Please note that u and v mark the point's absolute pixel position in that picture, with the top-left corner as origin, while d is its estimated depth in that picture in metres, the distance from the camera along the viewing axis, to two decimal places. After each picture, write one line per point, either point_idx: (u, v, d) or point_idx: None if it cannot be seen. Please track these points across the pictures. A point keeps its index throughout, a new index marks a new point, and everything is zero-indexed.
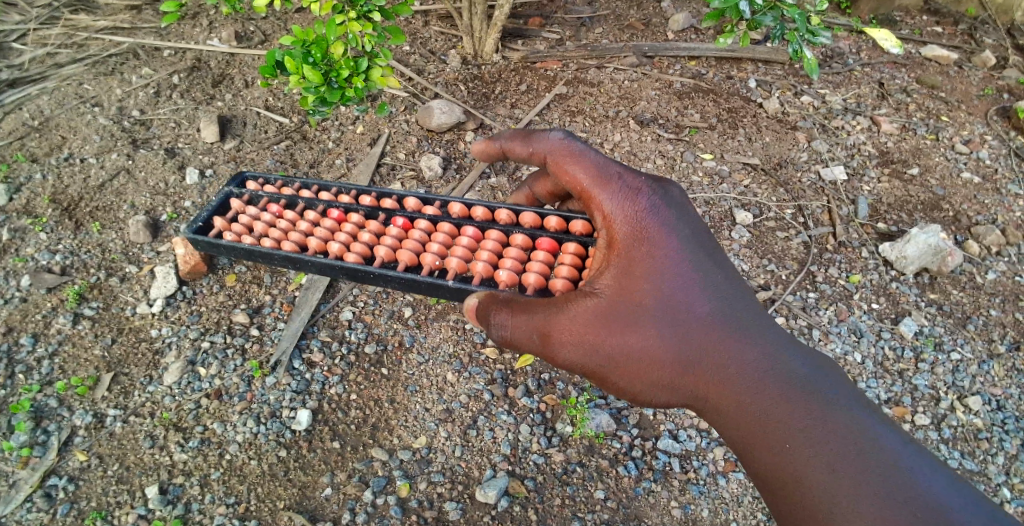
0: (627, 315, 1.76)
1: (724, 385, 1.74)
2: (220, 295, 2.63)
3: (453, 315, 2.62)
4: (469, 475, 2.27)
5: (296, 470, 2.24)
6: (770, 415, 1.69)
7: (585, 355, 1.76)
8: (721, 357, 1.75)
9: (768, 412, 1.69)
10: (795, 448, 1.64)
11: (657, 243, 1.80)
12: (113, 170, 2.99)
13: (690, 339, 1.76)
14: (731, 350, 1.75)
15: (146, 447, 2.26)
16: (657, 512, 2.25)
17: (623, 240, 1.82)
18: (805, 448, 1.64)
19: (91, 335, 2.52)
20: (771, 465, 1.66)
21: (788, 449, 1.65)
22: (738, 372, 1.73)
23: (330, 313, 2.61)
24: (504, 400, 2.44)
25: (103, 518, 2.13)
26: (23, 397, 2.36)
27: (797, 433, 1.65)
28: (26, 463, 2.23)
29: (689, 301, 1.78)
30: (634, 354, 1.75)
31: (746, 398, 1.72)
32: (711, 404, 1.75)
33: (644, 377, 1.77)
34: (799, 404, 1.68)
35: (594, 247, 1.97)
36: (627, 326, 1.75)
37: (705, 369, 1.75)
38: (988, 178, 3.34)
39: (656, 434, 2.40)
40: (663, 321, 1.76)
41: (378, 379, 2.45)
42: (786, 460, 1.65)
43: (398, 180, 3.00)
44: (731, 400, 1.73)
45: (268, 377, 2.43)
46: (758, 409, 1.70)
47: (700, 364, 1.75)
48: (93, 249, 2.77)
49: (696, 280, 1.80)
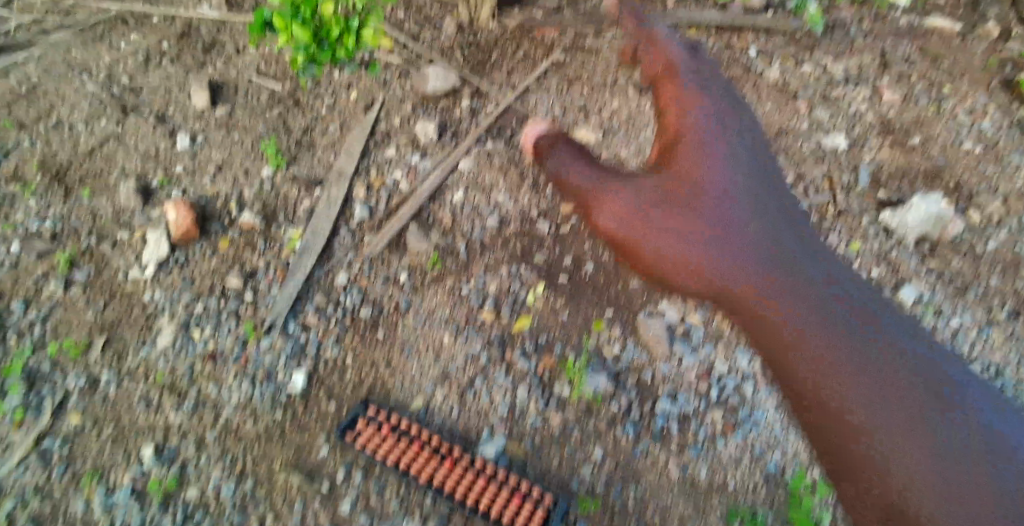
0: (684, 204, 1.75)
1: (775, 294, 1.64)
2: (212, 261, 2.64)
3: (450, 280, 2.64)
4: (467, 437, 2.42)
5: (291, 431, 2.39)
6: (833, 333, 1.55)
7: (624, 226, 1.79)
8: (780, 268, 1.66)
9: (829, 331, 1.55)
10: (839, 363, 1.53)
11: None
12: (103, 137, 2.95)
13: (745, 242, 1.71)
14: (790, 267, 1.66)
15: (140, 410, 2.39)
16: (655, 473, 2.38)
17: None
18: (855, 371, 1.50)
19: (83, 300, 2.56)
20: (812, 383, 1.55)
21: (832, 370, 1.53)
22: (802, 288, 1.62)
23: (325, 277, 2.63)
24: (502, 363, 2.51)
25: (99, 477, 2.30)
26: (15, 360, 2.45)
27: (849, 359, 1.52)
28: (20, 426, 2.36)
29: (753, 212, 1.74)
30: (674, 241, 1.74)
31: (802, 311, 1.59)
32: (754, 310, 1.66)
33: (681, 267, 1.75)
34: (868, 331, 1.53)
35: None
36: (678, 216, 1.75)
37: (751, 272, 1.68)
38: (990, 149, 3.32)
39: (654, 396, 2.48)
40: (716, 218, 1.73)
41: (373, 342, 2.54)
42: (831, 385, 1.52)
43: (394, 145, 2.95)
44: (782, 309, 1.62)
45: (262, 340, 2.51)
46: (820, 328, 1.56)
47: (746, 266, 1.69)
48: (83, 216, 2.73)
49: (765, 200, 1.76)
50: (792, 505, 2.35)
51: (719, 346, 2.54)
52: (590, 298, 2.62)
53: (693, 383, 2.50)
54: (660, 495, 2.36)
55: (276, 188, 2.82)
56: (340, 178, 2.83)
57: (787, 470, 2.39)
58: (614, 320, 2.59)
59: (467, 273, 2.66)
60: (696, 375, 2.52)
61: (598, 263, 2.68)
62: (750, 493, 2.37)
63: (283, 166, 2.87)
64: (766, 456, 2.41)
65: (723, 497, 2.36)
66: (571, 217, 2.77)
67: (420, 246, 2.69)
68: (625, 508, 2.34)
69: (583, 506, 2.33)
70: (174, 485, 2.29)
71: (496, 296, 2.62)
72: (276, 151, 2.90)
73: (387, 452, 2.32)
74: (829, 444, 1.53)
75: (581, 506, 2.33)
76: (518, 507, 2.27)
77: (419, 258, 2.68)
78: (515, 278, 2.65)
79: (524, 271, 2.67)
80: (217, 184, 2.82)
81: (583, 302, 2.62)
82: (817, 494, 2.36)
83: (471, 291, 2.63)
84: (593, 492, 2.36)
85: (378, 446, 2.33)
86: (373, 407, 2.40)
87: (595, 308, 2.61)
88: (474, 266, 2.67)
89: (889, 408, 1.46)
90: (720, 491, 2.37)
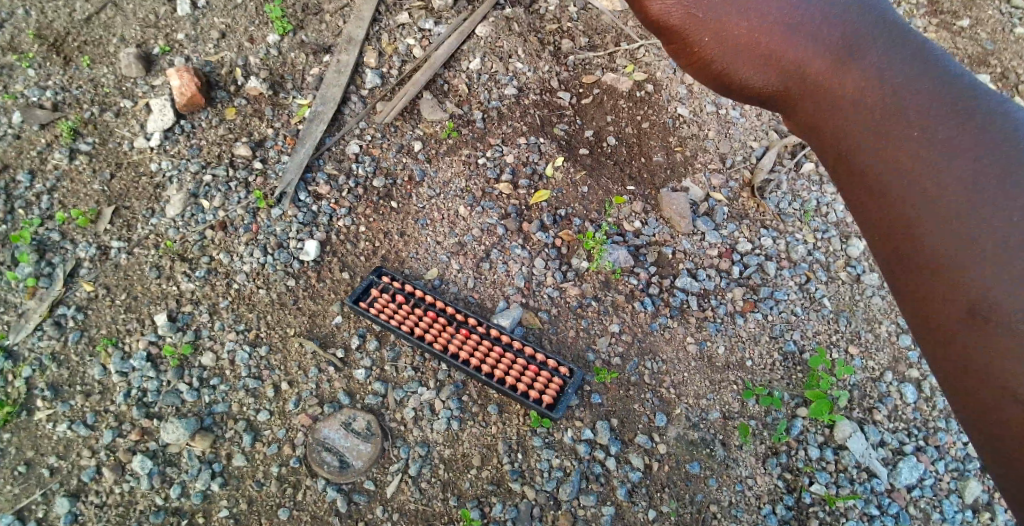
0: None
1: (850, 66, 1.05)
2: (220, 128, 2.96)
3: (464, 151, 3.01)
4: (483, 305, 2.73)
5: (305, 299, 2.66)
6: (936, 117, 0.97)
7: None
8: (868, 32, 1.07)
9: (926, 112, 0.98)
10: (943, 166, 0.93)
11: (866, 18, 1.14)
12: (100, 4, 3.13)
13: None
14: (885, 37, 1.06)
15: (153, 278, 2.64)
16: (672, 346, 2.68)
17: None
18: (959, 173, 0.92)
19: (89, 170, 2.82)
20: (881, 189, 0.98)
21: (929, 171, 0.94)
22: (895, 62, 1.04)
23: (335, 146, 2.97)
24: (518, 235, 2.86)
25: (114, 343, 2.53)
26: (24, 229, 2.68)
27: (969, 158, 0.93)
28: (33, 294, 2.59)
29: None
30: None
31: (895, 90, 1.01)
32: (828, 95, 1.06)
33: (733, 39, 1.13)
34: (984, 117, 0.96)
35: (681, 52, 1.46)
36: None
37: (828, 41, 1.07)
38: (1001, 42, 3.40)
39: (674, 273, 2.84)
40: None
41: (387, 213, 2.86)
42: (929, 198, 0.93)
43: (407, 11, 3.30)
44: (855, 86, 1.03)
45: (274, 209, 2.80)
46: (918, 109, 0.99)
47: (822, 32, 1.08)
48: (84, 84, 2.98)
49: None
50: (811, 382, 2.66)
51: (741, 228, 2.96)
52: (611, 174, 3.00)
53: (714, 261, 2.88)
54: (677, 368, 2.64)
55: (283, 54, 3.16)
56: (349, 43, 3.17)
57: (806, 351, 2.73)
58: (637, 198, 2.96)
59: (484, 143, 3.04)
60: (718, 252, 2.90)
61: (620, 138, 3.09)
62: (769, 371, 2.68)
63: (289, 31, 3.20)
64: (785, 336, 2.75)
65: (741, 374, 2.66)
66: (591, 90, 3.20)
67: (435, 116, 3.08)
68: (640, 380, 2.61)
69: (600, 376, 2.59)
70: (188, 348, 2.53)
71: (513, 168, 2.99)
72: (281, 16, 3.22)
73: (401, 320, 2.58)
74: (899, 287, 0.96)
75: (598, 377, 2.59)
76: (534, 377, 2.53)
77: (433, 128, 3.06)
78: (534, 149, 3.03)
79: (545, 142, 3.05)
80: (221, 52, 3.11)
81: (603, 177, 2.99)
82: (834, 376, 2.68)
83: (488, 162, 2.99)
84: (610, 363, 2.63)
85: (391, 314, 2.60)
86: (387, 278, 2.69)
87: (616, 186, 2.98)
88: (490, 137, 3.06)
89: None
90: (739, 367, 2.67)
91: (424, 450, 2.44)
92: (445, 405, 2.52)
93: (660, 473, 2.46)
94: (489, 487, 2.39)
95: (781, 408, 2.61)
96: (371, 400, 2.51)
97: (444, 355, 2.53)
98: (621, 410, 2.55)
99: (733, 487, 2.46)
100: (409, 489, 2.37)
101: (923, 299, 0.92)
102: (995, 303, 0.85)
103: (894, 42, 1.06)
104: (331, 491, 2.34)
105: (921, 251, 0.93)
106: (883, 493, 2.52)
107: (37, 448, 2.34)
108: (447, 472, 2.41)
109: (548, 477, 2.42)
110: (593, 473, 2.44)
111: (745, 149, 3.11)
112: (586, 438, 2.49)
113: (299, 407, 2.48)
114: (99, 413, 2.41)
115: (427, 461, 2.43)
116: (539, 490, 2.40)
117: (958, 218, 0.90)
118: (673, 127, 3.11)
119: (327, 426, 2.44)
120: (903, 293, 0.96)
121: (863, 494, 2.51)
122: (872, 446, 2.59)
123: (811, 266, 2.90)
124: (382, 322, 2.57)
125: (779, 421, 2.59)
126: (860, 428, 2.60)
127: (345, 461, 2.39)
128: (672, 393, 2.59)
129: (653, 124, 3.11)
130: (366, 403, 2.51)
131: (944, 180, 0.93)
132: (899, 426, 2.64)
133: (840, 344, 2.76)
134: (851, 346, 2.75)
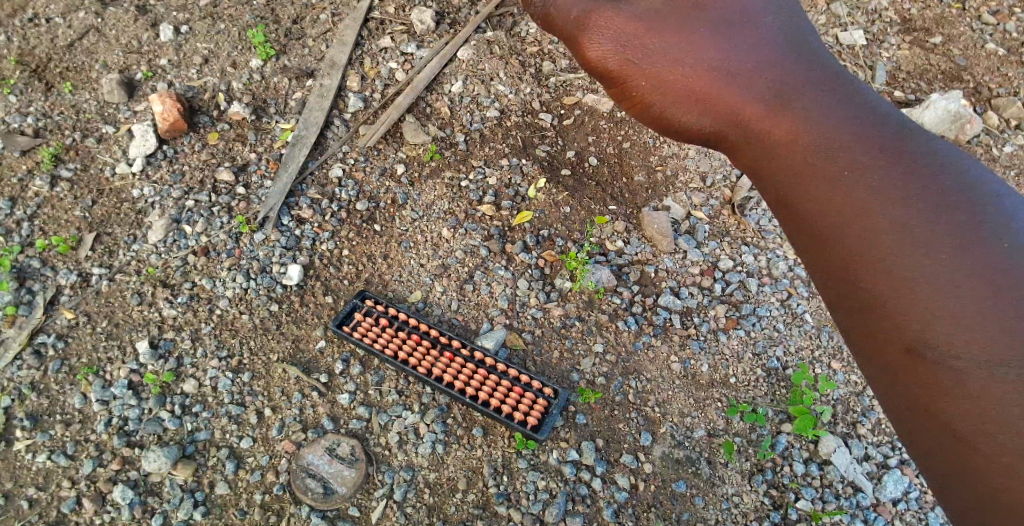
0: (679, 18, 1.47)
1: (784, 115, 1.33)
2: (202, 153, 2.96)
3: (446, 174, 3.02)
4: (467, 327, 2.74)
5: (289, 324, 2.65)
6: (884, 180, 1.22)
7: (617, 47, 1.52)
8: (803, 84, 1.34)
9: (880, 176, 1.22)
10: (884, 216, 1.20)
11: (817, 84, 1.34)
12: (81, 29, 3.17)
13: (752, 51, 1.40)
14: (819, 86, 1.34)
15: (135, 304, 2.62)
16: (656, 366, 2.69)
17: (787, 66, 1.37)
18: (894, 222, 1.19)
19: (70, 197, 2.82)
20: (823, 232, 1.25)
21: (872, 221, 1.20)
22: (836, 114, 1.30)
23: (318, 170, 2.98)
24: (501, 256, 2.88)
25: (95, 372, 2.50)
26: (5, 257, 2.67)
27: (911, 222, 1.18)
28: (12, 322, 2.57)
29: (766, 26, 1.42)
30: (659, 52, 1.46)
31: (842, 149, 1.27)
32: (763, 135, 1.36)
33: (677, 87, 1.45)
34: (933, 186, 1.20)
35: (646, 66, 1.48)
36: (671, 26, 1.46)
37: (761, 92, 1.37)
38: (979, 56, 3.47)
39: (658, 291, 2.86)
40: (715, 28, 1.43)
41: (370, 236, 2.87)
42: (873, 248, 1.19)
43: (389, 34, 3.34)
44: (794, 132, 1.32)
45: (257, 233, 2.80)
46: (872, 172, 1.23)
47: (754, 81, 1.38)
48: (66, 110, 3.00)
49: (806, 34, 1.42)
50: (794, 398, 2.66)
51: (723, 245, 2.99)
52: (593, 195, 3.02)
53: (696, 279, 2.90)
54: (662, 386, 2.65)
55: (266, 79, 3.18)
56: (332, 68, 3.21)
57: (789, 367, 2.75)
58: (619, 217, 2.98)
59: (467, 165, 3.06)
60: (700, 271, 2.92)
61: (601, 158, 3.12)
62: (752, 388, 2.69)
63: (272, 56, 3.22)
64: (768, 353, 2.77)
65: (725, 391, 2.67)
66: (573, 111, 3.23)
67: (418, 139, 3.09)
68: (626, 400, 2.61)
69: (585, 397, 2.59)
70: (170, 376, 2.51)
71: (496, 190, 3.01)
72: (264, 41, 3.24)
73: (384, 343, 2.58)
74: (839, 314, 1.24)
75: (583, 398, 2.59)
76: (518, 398, 2.53)
77: (416, 151, 3.08)
78: (517, 170, 3.06)
79: (527, 164, 3.08)
80: (204, 77, 3.13)
81: (586, 197, 3.01)
82: (818, 391, 2.69)
83: (471, 185, 3.01)
84: (595, 383, 2.63)
85: (375, 337, 2.60)
86: (370, 301, 2.68)
87: (599, 205, 3.00)
88: (473, 160, 3.07)
89: (975, 301, 1.10)
90: (723, 384, 2.69)
91: (409, 474, 2.42)
92: (430, 429, 2.50)
93: (647, 493, 2.45)
94: (475, 510, 2.38)
95: (765, 425, 2.62)
96: (355, 425, 2.50)
97: (429, 378, 2.53)
98: (607, 430, 2.55)
99: (720, 505, 2.46)
100: (394, 514, 2.36)
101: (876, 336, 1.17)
102: (933, 346, 1.11)
103: (827, 88, 1.34)
104: (315, 518, 2.31)
105: (863, 293, 1.19)
106: (868, 507, 2.53)
107: (15, 479, 2.30)
108: (433, 496, 2.40)
109: (534, 499, 2.41)
110: (579, 495, 2.43)
111: (725, 167, 3.14)
112: (572, 459, 2.48)
113: (283, 433, 2.46)
114: (80, 442, 2.38)
115: (413, 486, 2.41)
116: (526, 512, 2.39)
117: (905, 273, 1.15)
118: (654, 146, 3.15)
119: (311, 453, 2.42)
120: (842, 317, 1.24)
121: (848, 509, 2.51)
122: (856, 459, 2.60)
123: (792, 282, 2.93)
124: (365, 345, 2.57)
125: (764, 437, 2.59)
126: (844, 442, 2.61)
127: (330, 488, 2.36)
128: (657, 412, 2.60)
129: (634, 144, 3.15)
130: (350, 428, 2.49)
131: (886, 232, 1.19)
132: (883, 439, 2.65)
133: (823, 360, 2.78)
134: (833, 362, 2.78)
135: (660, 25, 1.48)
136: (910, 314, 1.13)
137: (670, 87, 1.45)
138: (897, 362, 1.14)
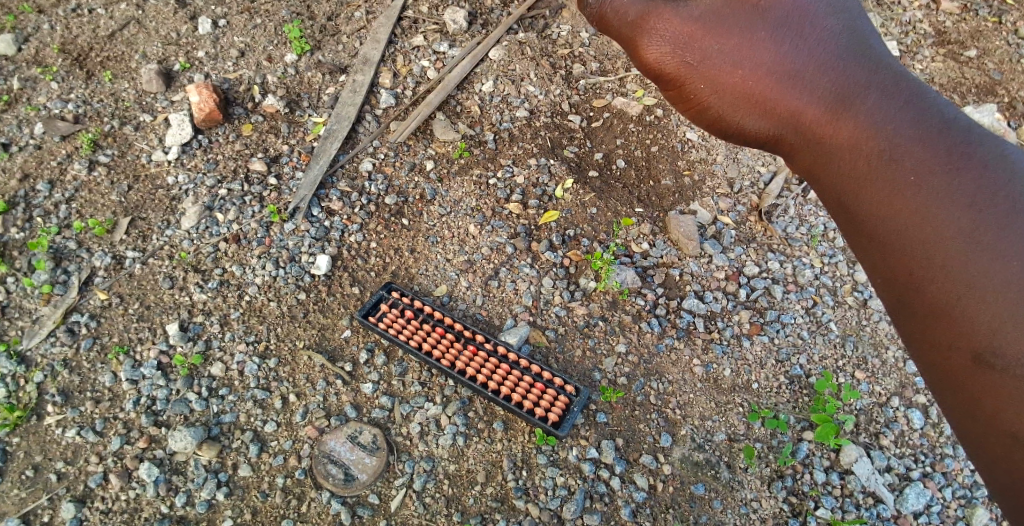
0: (735, 21, 1.51)
1: (843, 118, 1.35)
2: (236, 144, 3.02)
3: (474, 172, 3.05)
4: (491, 323, 2.76)
5: (315, 313, 2.68)
6: (948, 183, 1.23)
7: (675, 49, 1.56)
8: (862, 86, 1.37)
9: (941, 178, 1.24)
10: (949, 218, 1.21)
11: (879, 91, 1.36)
12: (122, 20, 3.25)
13: (815, 54, 1.43)
14: (879, 90, 1.36)
15: (166, 287, 2.68)
16: (678, 368, 2.69)
17: (847, 74, 1.39)
18: (957, 224, 1.21)
19: (107, 182, 2.89)
20: (882, 236, 1.29)
21: (933, 219, 1.23)
22: (894, 116, 1.33)
23: (347, 163, 3.03)
24: (527, 254, 2.90)
25: (126, 351, 2.55)
26: (43, 237, 2.75)
27: (977, 226, 1.19)
28: (48, 301, 2.64)
29: (825, 27, 1.46)
30: (719, 54, 1.51)
31: (905, 157, 1.28)
32: (820, 138, 1.39)
33: (728, 87, 1.51)
34: (999, 191, 1.21)
35: (704, 65, 1.53)
36: (730, 29, 1.51)
37: (819, 94, 1.39)
38: (1016, 70, 3.45)
39: (682, 294, 2.86)
40: (776, 32, 1.48)
41: (397, 229, 2.90)
42: (938, 254, 1.21)
43: (422, 33, 3.38)
44: (852, 134, 1.34)
45: (287, 223, 2.85)
46: (931, 174, 1.25)
47: (814, 84, 1.41)
48: (106, 98, 3.08)
49: (867, 42, 1.45)
50: (816, 406, 2.66)
51: (749, 250, 2.98)
52: (620, 196, 3.03)
53: (721, 283, 2.90)
54: (684, 388, 2.65)
55: (300, 73, 3.23)
56: (365, 64, 3.26)
57: (811, 375, 2.73)
58: (645, 219, 2.98)
59: (495, 163, 3.09)
60: (725, 275, 2.92)
61: (629, 161, 3.13)
62: (775, 394, 2.68)
63: (307, 51, 3.27)
64: (791, 360, 2.75)
65: (747, 396, 2.66)
66: (602, 114, 3.24)
67: (447, 136, 3.12)
68: (647, 401, 2.61)
69: (606, 396, 2.59)
70: (198, 358, 2.56)
71: (524, 189, 3.04)
72: (300, 36, 3.30)
73: (409, 335, 2.60)
74: (908, 320, 1.25)
75: (604, 397, 2.59)
76: (540, 395, 2.53)
77: (445, 148, 3.11)
78: (544, 170, 3.07)
79: (555, 164, 3.09)
80: (240, 70, 3.20)
81: (612, 199, 3.02)
82: (841, 400, 2.68)
83: (498, 183, 3.04)
84: (616, 383, 2.64)
85: (400, 329, 2.61)
86: (396, 293, 2.71)
87: (625, 206, 3.01)
88: (501, 158, 3.10)
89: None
90: (745, 389, 2.68)
91: (429, 465, 2.44)
92: (451, 421, 2.52)
93: (665, 495, 2.45)
94: (493, 503, 2.39)
95: (786, 432, 2.60)
96: (378, 414, 2.52)
97: (451, 371, 2.54)
98: (627, 430, 2.55)
99: (738, 510, 2.45)
100: (412, 503, 2.37)
101: (929, 334, 1.21)
102: (1001, 354, 1.12)
103: (887, 90, 1.36)
104: (335, 504, 2.34)
105: (925, 298, 1.22)
106: (889, 518, 2.50)
107: (45, 452, 2.36)
108: (452, 487, 2.41)
109: (552, 495, 2.42)
110: (598, 492, 2.43)
111: (753, 174, 3.14)
112: (591, 457, 2.48)
113: (306, 419, 2.49)
114: (108, 419, 2.43)
115: (432, 476, 2.42)
116: (543, 508, 2.39)
117: (971, 275, 1.17)
118: (682, 150, 3.15)
119: (333, 439, 2.45)
120: (907, 321, 1.25)
121: (869, 520, 2.49)
122: (879, 471, 2.57)
123: (818, 290, 2.92)
124: (390, 336, 2.58)
125: (785, 444, 2.58)
126: (867, 452, 2.59)
127: (351, 474, 2.39)
128: (678, 414, 2.59)
129: (662, 148, 3.15)
130: (372, 417, 2.52)
131: (951, 236, 1.20)
132: (906, 451, 2.63)
133: (846, 369, 2.76)
134: (858, 372, 2.75)
135: (718, 31, 1.52)
136: (973, 321, 1.15)
137: (728, 92, 1.51)
138: (957, 365, 1.17)
